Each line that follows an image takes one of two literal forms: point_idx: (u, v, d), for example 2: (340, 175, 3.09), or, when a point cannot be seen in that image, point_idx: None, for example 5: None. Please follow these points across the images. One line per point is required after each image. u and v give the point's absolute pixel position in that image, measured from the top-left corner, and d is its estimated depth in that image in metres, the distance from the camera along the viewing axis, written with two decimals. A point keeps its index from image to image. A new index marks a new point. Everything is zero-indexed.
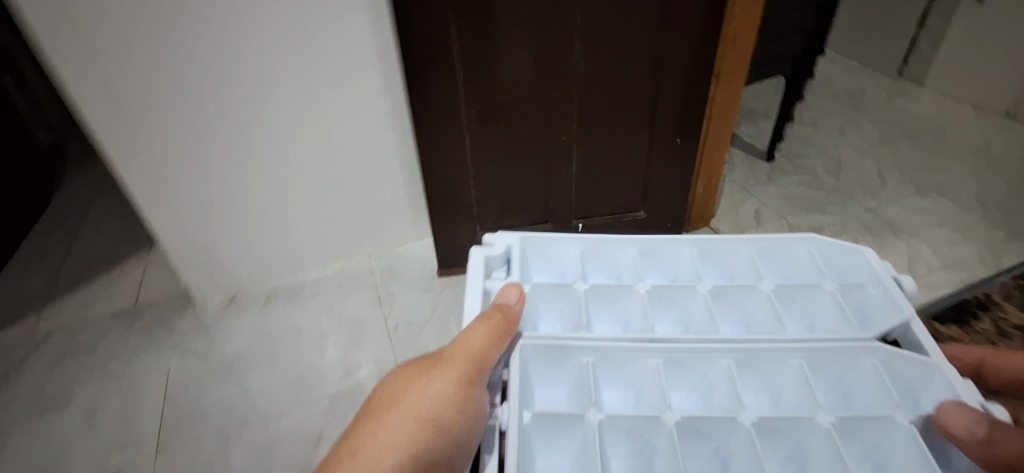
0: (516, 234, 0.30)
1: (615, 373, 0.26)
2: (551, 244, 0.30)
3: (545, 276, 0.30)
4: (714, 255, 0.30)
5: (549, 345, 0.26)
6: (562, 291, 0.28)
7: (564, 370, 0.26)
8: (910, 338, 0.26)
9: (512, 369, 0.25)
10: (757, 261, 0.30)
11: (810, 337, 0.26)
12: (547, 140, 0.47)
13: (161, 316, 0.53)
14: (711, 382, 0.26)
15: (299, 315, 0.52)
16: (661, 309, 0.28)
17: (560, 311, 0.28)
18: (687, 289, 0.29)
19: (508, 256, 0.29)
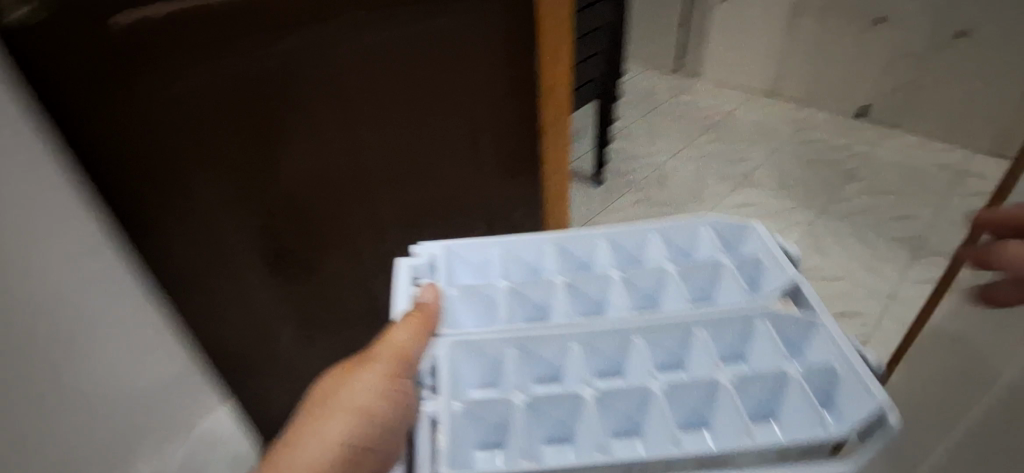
0: (439, 244, 0.30)
1: (533, 361, 0.26)
2: (467, 248, 0.31)
3: (470, 280, 0.30)
4: (572, 245, 0.31)
5: (477, 341, 0.26)
6: (481, 298, 0.28)
7: (489, 359, 0.26)
8: (760, 273, 0.29)
9: (439, 364, 0.25)
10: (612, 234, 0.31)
11: (679, 272, 0.29)
12: (312, 301, 0.37)
13: None
14: (614, 352, 0.27)
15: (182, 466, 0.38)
16: (556, 299, 0.29)
17: (476, 310, 0.28)
18: (571, 278, 0.29)
19: (433, 262, 0.30)
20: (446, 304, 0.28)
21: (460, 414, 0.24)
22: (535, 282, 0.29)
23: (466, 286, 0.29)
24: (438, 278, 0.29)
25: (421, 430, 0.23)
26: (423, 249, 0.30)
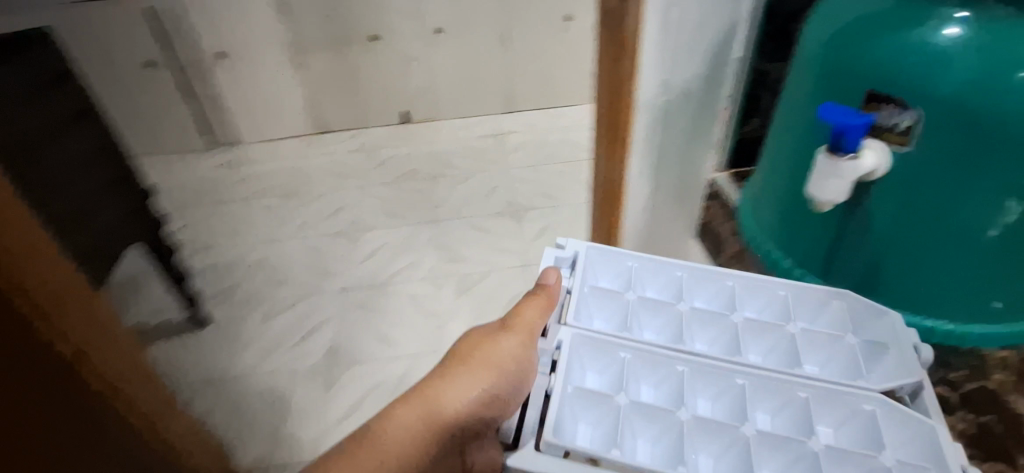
0: (583, 245, 0.40)
1: (648, 369, 0.35)
2: (609, 255, 0.40)
3: (605, 281, 0.40)
4: (756, 290, 0.37)
5: (592, 337, 0.36)
6: (611, 296, 0.38)
7: (605, 358, 0.36)
8: (922, 400, 0.31)
9: (562, 346, 0.35)
10: (751, 289, 0.38)
11: (817, 375, 0.33)
12: None
13: None
14: (729, 396, 0.33)
15: None
16: (692, 321, 0.37)
17: (604, 312, 0.38)
18: (705, 311, 0.37)
19: (575, 261, 0.40)
20: (578, 298, 0.38)
21: (574, 397, 0.34)
22: (674, 305, 0.38)
23: (600, 288, 0.39)
24: (575, 277, 0.39)
25: (540, 400, 0.33)
26: (573, 247, 0.40)
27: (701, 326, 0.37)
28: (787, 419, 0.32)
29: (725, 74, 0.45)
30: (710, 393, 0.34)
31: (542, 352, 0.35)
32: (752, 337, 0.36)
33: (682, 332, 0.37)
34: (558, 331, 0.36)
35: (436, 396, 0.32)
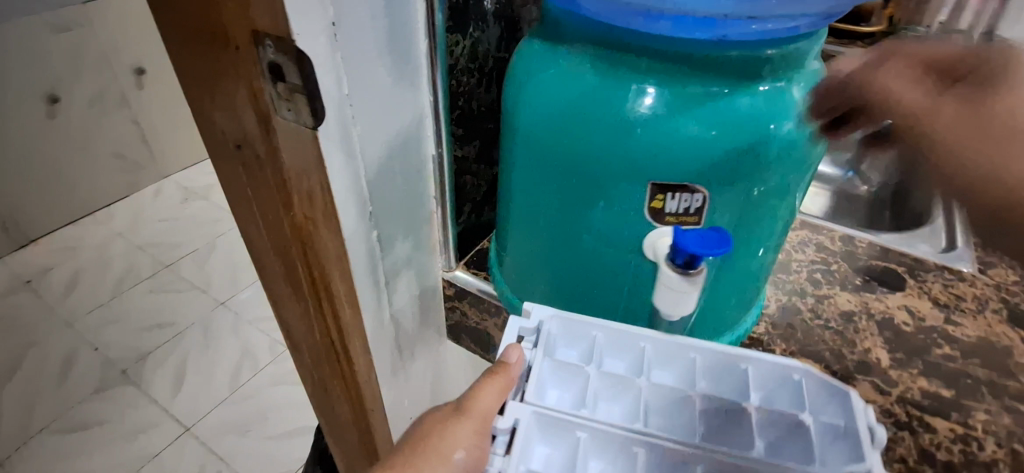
0: (551, 311, 0.50)
1: (598, 441, 0.44)
2: (570, 329, 0.50)
3: (567, 347, 0.50)
4: (708, 361, 0.48)
5: (545, 412, 0.44)
6: (576, 372, 0.47)
7: (571, 437, 0.44)
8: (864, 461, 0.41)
9: (515, 422, 0.43)
10: (718, 369, 0.48)
11: (703, 445, 0.42)
12: None
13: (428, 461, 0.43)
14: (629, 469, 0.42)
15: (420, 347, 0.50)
16: (656, 398, 0.46)
17: (568, 386, 0.47)
18: (675, 392, 0.46)
19: (537, 329, 0.49)
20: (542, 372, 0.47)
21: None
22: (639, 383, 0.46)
23: (560, 361, 0.47)
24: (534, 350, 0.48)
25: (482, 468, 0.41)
26: (535, 317, 0.49)
27: (667, 407, 0.45)
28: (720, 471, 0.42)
29: (427, 133, 0.51)
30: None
31: (500, 430, 0.43)
32: (690, 421, 0.44)
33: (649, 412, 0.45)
34: (515, 410, 0.44)
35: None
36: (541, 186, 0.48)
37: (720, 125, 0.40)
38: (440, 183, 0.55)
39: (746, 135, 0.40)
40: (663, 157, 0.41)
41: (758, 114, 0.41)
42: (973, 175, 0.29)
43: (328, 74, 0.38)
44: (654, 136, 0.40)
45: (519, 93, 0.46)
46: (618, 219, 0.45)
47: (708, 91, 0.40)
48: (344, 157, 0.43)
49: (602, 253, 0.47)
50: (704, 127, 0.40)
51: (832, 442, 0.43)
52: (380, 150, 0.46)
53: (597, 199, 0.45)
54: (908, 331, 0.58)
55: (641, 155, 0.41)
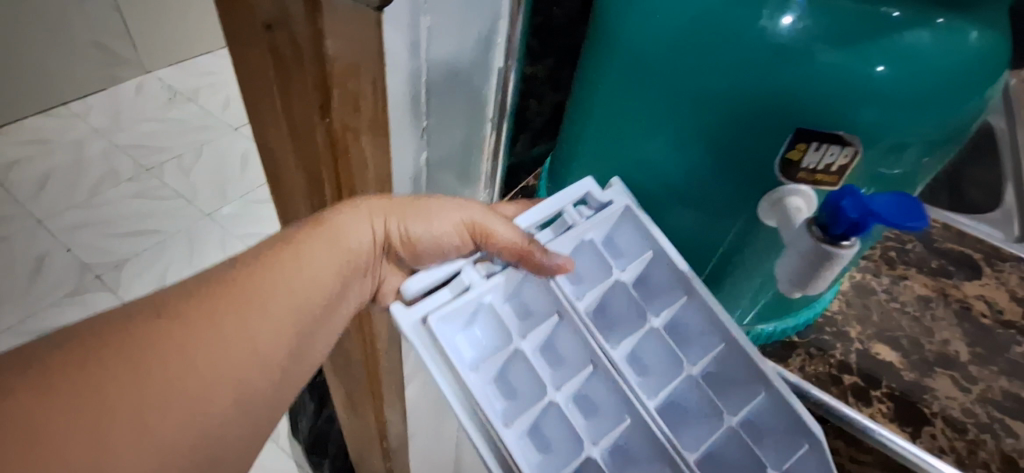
0: (626, 197, 0.40)
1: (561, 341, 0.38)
2: (639, 230, 0.40)
3: (624, 239, 0.41)
4: (735, 365, 0.38)
5: (548, 284, 0.37)
6: (603, 267, 0.40)
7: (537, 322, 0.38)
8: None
9: (498, 277, 0.38)
10: (741, 371, 0.38)
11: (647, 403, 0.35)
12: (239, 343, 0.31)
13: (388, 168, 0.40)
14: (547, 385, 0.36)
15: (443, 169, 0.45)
16: (653, 347, 0.38)
17: (592, 270, 0.40)
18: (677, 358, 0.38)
19: (604, 204, 0.41)
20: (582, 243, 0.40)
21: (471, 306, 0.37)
22: (650, 323, 0.38)
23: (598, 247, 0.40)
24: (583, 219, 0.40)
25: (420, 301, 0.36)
26: (609, 196, 0.40)
27: (658, 363, 0.38)
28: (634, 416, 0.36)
29: (497, 41, 0.43)
30: (611, 403, 0.36)
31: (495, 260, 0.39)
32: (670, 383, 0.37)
33: (636, 354, 0.39)
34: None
35: (324, 239, 0.36)
36: (624, 111, 0.39)
37: (876, 61, 0.29)
38: (500, 102, 0.47)
39: (905, 85, 0.29)
40: (769, 95, 0.31)
41: (923, 57, 0.29)
42: None
43: None
44: (777, 63, 0.30)
45: None
46: (705, 164, 0.36)
47: (873, 12, 0.29)
48: (406, 54, 0.35)
49: (682, 198, 0.39)
50: (850, 60, 0.29)
51: (733, 451, 0.36)
52: (446, 51, 0.38)
53: (686, 134, 0.36)
54: (988, 324, 0.52)
55: (754, 86, 0.31)
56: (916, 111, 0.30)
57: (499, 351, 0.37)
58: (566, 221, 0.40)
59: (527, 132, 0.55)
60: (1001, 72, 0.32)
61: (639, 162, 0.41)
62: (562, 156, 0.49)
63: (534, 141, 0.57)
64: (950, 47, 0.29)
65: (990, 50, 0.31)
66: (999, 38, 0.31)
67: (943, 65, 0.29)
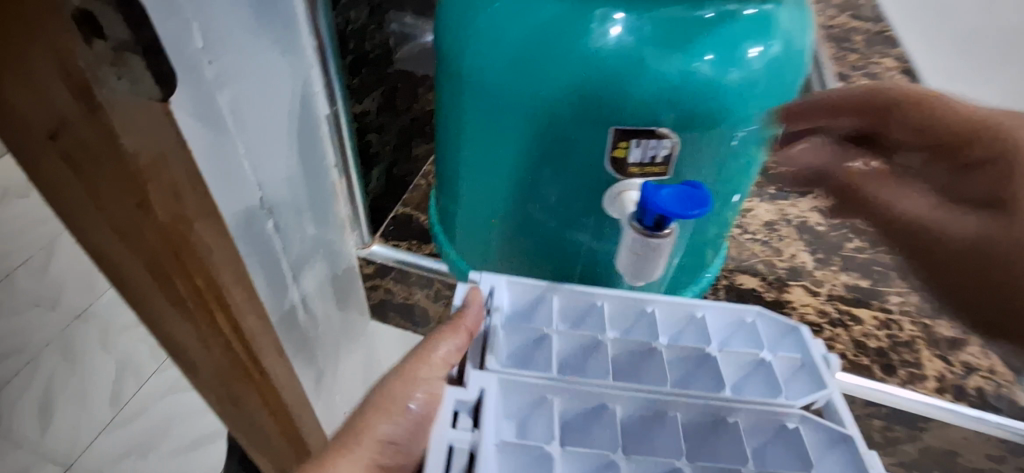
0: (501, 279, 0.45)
1: (578, 421, 0.39)
2: (529, 288, 0.45)
3: (523, 292, 0.45)
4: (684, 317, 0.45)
5: (513, 380, 0.38)
6: (533, 335, 0.42)
7: (542, 431, 0.37)
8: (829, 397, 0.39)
9: (484, 389, 0.37)
10: (681, 324, 0.44)
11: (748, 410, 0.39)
12: None
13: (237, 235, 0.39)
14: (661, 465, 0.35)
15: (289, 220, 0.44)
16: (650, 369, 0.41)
17: (522, 342, 0.42)
18: (692, 352, 0.42)
19: (492, 296, 0.44)
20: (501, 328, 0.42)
21: (500, 450, 0.34)
22: (607, 339, 0.42)
23: (516, 327, 0.42)
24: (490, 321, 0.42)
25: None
26: (489, 283, 0.44)
27: (697, 381, 0.41)
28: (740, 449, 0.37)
29: (312, 94, 0.43)
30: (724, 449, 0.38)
31: (457, 401, 0.36)
32: (716, 377, 0.41)
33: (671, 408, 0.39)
34: (477, 379, 0.38)
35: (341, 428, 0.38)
36: (501, 141, 0.42)
37: (704, 53, 0.35)
38: (340, 149, 0.48)
39: (714, 68, 0.36)
40: (594, 93, 0.36)
41: (711, 39, 0.35)
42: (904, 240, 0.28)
43: (172, 21, 0.28)
44: (608, 74, 0.35)
45: (459, 16, 0.41)
46: (568, 167, 0.40)
47: (671, 17, 0.35)
48: (216, 132, 0.34)
49: (572, 199, 0.42)
50: (651, 52, 0.35)
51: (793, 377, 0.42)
52: (262, 115, 0.38)
53: (567, 151, 0.39)
54: (823, 231, 0.59)
55: (619, 99, 0.36)
56: (744, 83, 0.37)
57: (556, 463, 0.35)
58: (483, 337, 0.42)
59: (381, 165, 0.56)
60: (797, 41, 0.39)
61: (515, 180, 0.44)
62: (447, 181, 0.51)
63: (392, 169, 0.58)
64: (750, 28, 0.36)
65: (778, 25, 0.38)
66: (783, 12, 0.38)
67: (739, 46, 0.36)
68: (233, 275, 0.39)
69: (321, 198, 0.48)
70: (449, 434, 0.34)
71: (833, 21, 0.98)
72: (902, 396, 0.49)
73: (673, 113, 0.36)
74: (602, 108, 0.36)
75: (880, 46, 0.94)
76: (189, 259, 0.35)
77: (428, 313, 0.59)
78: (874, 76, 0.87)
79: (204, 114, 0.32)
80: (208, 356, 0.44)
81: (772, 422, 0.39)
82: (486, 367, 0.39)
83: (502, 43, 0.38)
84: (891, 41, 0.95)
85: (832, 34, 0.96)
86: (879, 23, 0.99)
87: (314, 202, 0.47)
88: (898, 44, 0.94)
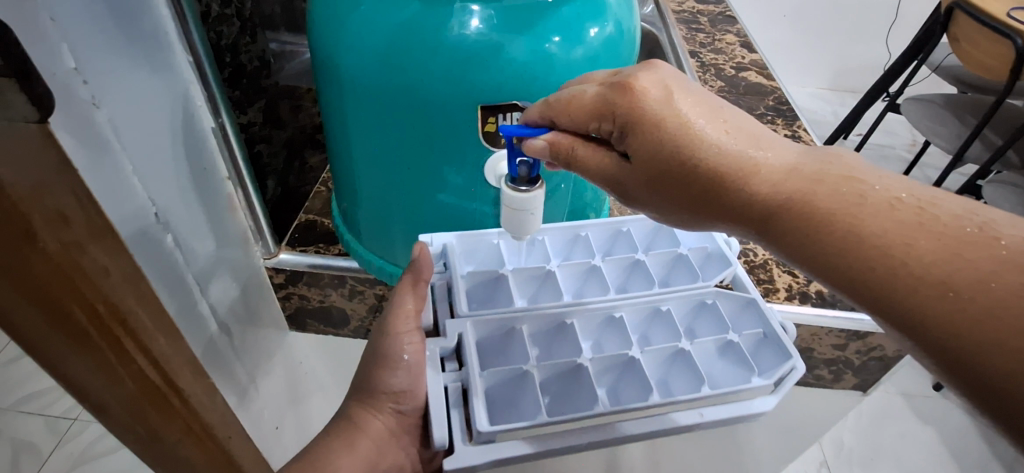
0: (449, 233, 0.52)
1: (546, 337, 0.50)
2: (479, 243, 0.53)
3: (475, 249, 0.53)
4: (616, 234, 0.57)
5: (482, 318, 0.48)
6: (493, 275, 0.52)
7: (517, 352, 0.49)
8: (738, 277, 0.53)
9: (463, 333, 0.47)
10: (607, 240, 0.57)
11: (670, 300, 0.51)
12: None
13: (145, 256, 0.40)
14: (615, 358, 0.48)
15: (191, 234, 0.45)
16: (595, 283, 0.53)
17: (478, 283, 0.52)
18: (584, 265, 0.54)
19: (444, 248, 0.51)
20: (472, 277, 0.51)
21: (486, 377, 0.45)
22: (554, 268, 0.53)
23: (474, 272, 0.52)
24: (448, 272, 0.51)
25: (454, 402, 0.44)
26: (440, 241, 0.51)
27: (633, 285, 0.54)
28: (622, 339, 0.50)
29: (192, 110, 0.44)
30: (614, 339, 0.51)
31: (441, 348, 0.47)
32: (647, 278, 0.53)
33: (569, 316, 0.50)
34: (453, 327, 0.48)
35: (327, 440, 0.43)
36: (386, 132, 0.45)
37: (551, 35, 0.41)
38: (230, 159, 0.49)
39: (558, 46, 0.41)
40: (460, 80, 0.41)
41: (551, 20, 0.41)
42: (605, 169, 0.36)
43: (38, 45, 0.29)
44: (468, 61, 0.40)
45: (329, 22, 0.44)
46: (449, 151, 0.45)
47: (513, 5, 0.40)
48: (99, 152, 0.34)
49: (459, 173, 0.47)
50: (502, 37, 0.40)
51: (705, 264, 0.55)
52: (142, 131, 0.38)
53: (449, 133, 0.44)
54: None
55: (484, 80, 0.41)
56: (587, 57, 0.43)
57: (531, 380, 0.46)
58: (445, 287, 0.51)
59: (274, 174, 0.58)
60: (624, 19, 0.46)
61: (402, 170, 0.48)
62: (342, 174, 0.54)
63: (287, 179, 0.62)
64: (586, 10, 0.43)
65: (608, 5, 0.44)
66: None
67: (577, 25, 0.42)
68: None
69: (218, 213, 0.49)
70: (444, 378, 0.45)
71: (682, 7, 1.11)
72: (782, 309, 0.56)
73: (529, 90, 0.42)
74: (468, 91, 0.41)
75: (723, 24, 1.07)
76: None
77: (348, 312, 0.63)
78: (720, 50, 0.99)
79: (83, 134, 0.33)
80: (115, 404, 0.30)
81: (649, 309, 0.51)
82: (457, 315, 0.48)
83: (372, 42, 0.41)
84: (732, 19, 1.08)
85: (682, 17, 1.08)
86: (720, 4, 1.13)
87: (213, 219, 0.48)
88: (738, 21, 1.08)
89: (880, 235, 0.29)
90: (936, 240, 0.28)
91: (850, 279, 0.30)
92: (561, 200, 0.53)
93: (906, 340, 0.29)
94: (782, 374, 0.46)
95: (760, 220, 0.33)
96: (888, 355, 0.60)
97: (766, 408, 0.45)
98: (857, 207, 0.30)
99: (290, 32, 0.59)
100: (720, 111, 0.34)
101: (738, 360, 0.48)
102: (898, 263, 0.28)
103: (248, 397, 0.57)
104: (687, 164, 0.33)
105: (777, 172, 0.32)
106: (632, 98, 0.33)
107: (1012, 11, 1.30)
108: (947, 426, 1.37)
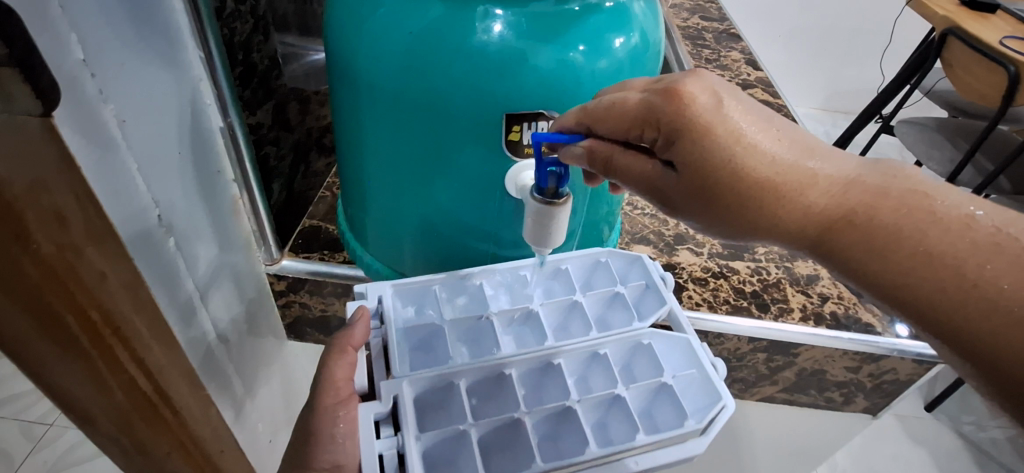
0: (385, 285, 0.51)
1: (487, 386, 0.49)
2: (412, 290, 0.52)
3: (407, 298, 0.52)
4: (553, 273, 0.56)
5: (419, 377, 0.46)
6: (426, 325, 0.50)
7: (455, 406, 0.47)
8: (675, 317, 0.52)
9: (402, 397, 0.44)
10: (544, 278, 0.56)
11: (605, 343, 0.50)
12: None
13: (148, 260, 0.38)
14: (548, 407, 0.47)
15: (197, 235, 0.43)
16: (535, 328, 0.52)
17: (418, 336, 0.51)
18: (521, 310, 0.53)
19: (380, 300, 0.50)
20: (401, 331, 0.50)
21: (423, 439, 0.43)
22: (489, 316, 0.51)
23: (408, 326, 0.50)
24: (384, 328, 0.49)
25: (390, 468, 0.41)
26: (375, 294, 0.50)
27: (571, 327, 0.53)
28: (561, 387, 0.49)
29: (203, 111, 0.43)
30: (554, 385, 0.49)
31: (375, 414, 0.43)
32: (583, 322, 0.52)
33: (507, 366, 0.49)
34: (390, 388, 0.45)
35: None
36: (403, 140, 0.44)
37: (577, 44, 0.40)
38: (237, 161, 0.48)
39: (587, 56, 0.41)
40: (485, 88, 0.40)
41: (579, 28, 0.40)
42: (648, 175, 0.34)
43: (47, 35, 0.27)
44: (496, 69, 0.39)
45: (347, 25, 0.43)
46: (473, 160, 0.44)
47: (542, 12, 0.39)
48: (104, 150, 0.32)
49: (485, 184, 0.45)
50: (528, 46, 0.39)
51: (643, 298, 0.54)
52: (149, 130, 0.37)
53: (473, 142, 0.42)
54: None
55: (511, 88, 0.40)
56: (612, 68, 0.42)
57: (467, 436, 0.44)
58: (381, 345, 0.49)
59: (280, 178, 0.57)
60: (650, 30, 0.45)
61: (419, 181, 0.46)
62: (350, 180, 0.52)
63: (292, 184, 0.60)
64: (613, 19, 0.42)
65: (633, 14, 0.44)
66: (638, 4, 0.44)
67: (604, 34, 0.41)
68: (133, 302, 0.34)
69: (222, 216, 0.47)
70: (379, 446, 0.42)
71: (687, 22, 1.12)
72: (793, 331, 0.55)
73: (556, 101, 0.41)
74: (493, 100, 0.40)
75: (728, 41, 1.07)
76: (82, 290, 0.30)
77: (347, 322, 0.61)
78: (726, 67, 0.99)
79: (86, 129, 0.31)
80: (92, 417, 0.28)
81: (589, 353, 0.50)
82: (393, 376, 0.46)
83: (392, 47, 0.40)
84: (736, 36, 1.09)
85: (688, 33, 1.08)
86: (723, 21, 1.14)
87: (217, 223, 0.47)
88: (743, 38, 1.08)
89: (952, 253, 0.28)
90: (1012, 262, 0.27)
91: (911, 299, 0.29)
92: (575, 215, 0.52)
93: (965, 363, 0.28)
94: (710, 418, 0.45)
95: (816, 236, 0.32)
96: (901, 379, 0.59)
97: (698, 451, 0.44)
98: (927, 225, 0.29)
99: (298, 35, 0.57)
100: (773, 120, 0.32)
101: (671, 403, 0.48)
102: (972, 286, 0.28)
103: (244, 411, 0.54)
104: (736, 174, 0.31)
105: (841, 186, 0.31)
106: (681, 105, 0.31)
107: (1004, 40, 1.33)
108: (939, 447, 1.37)
